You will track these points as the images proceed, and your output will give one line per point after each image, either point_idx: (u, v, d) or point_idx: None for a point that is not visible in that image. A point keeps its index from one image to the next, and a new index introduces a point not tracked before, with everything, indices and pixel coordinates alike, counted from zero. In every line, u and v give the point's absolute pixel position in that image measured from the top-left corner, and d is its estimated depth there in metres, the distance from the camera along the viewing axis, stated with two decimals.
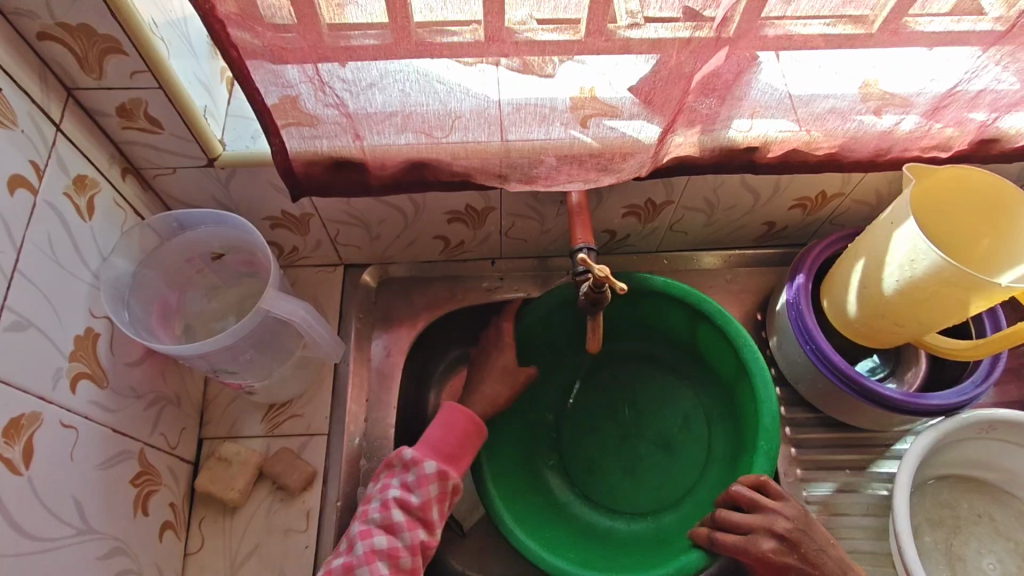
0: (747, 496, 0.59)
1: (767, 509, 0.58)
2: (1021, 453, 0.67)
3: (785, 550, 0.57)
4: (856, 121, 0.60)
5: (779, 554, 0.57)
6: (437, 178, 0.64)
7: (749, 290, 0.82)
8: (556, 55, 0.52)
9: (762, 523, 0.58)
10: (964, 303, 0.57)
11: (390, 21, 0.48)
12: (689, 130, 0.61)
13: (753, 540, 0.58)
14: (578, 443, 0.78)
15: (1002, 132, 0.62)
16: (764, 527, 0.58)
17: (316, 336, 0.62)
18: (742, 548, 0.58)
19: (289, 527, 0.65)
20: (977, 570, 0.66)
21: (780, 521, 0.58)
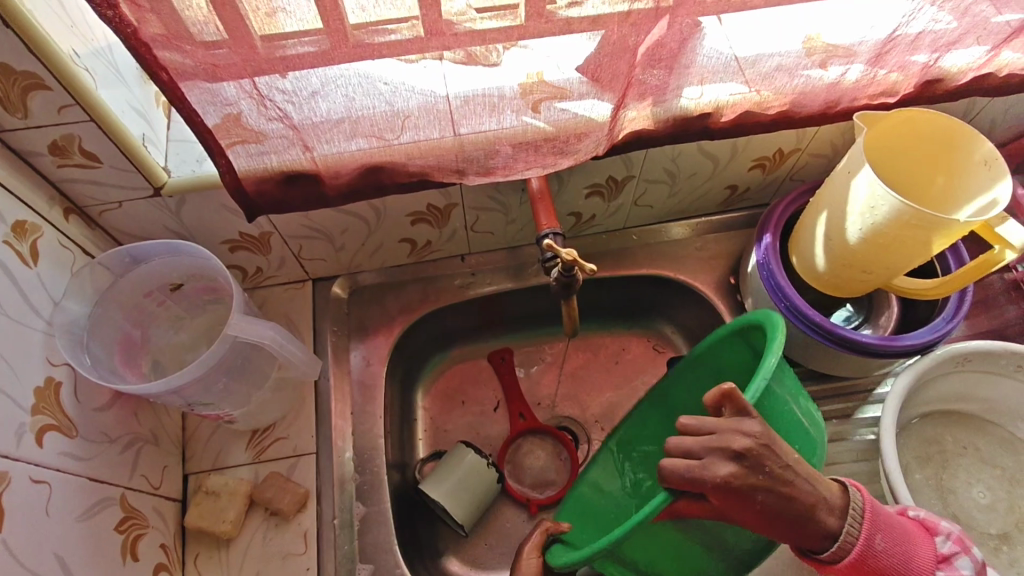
0: (695, 423, 0.50)
1: (720, 428, 0.48)
2: (1001, 381, 0.68)
3: (748, 472, 0.47)
4: (803, 76, 0.61)
5: (742, 478, 0.46)
6: (393, 180, 0.62)
7: (720, 256, 0.82)
8: (499, 43, 0.51)
9: (719, 443, 0.48)
10: (927, 242, 0.58)
11: (324, 26, 0.47)
12: (641, 104, 0.61)
13: (709, 465, 0.47)
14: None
15: (945, 71, 0.63)
16: (720, 447, 0.47)
17: (289, 355, 0.60)
18: (697, 478, 0.47)
19: (287, 552, 0.63)
20: (970, 500, 0.67)
21: (739, 438, 0.47)
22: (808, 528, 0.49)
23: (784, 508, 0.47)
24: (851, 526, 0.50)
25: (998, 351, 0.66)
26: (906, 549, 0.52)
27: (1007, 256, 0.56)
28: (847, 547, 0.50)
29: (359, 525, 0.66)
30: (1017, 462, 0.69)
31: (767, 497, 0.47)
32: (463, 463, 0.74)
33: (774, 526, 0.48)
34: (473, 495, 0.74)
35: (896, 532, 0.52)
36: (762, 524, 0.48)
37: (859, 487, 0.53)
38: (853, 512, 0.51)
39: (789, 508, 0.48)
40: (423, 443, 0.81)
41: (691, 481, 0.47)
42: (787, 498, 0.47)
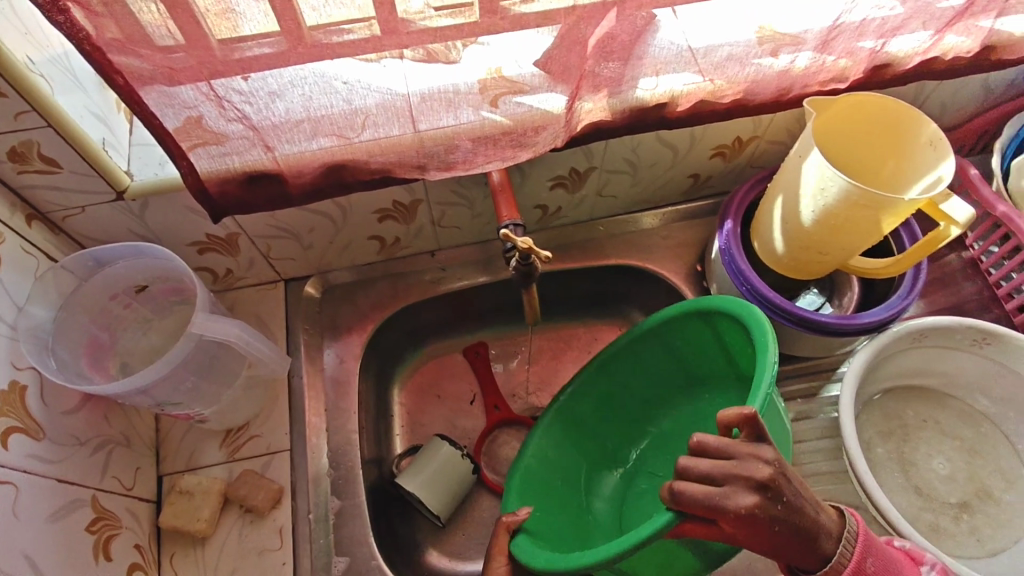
0: (714, 446, 0.50)
1: (739, 455, 0.49)
2: (957, 355, 0.70)
3: (768, 503, 0.47)
4: (754, 65, 0.62)
5: (763, 509, 0.47)
6: (356, 178, 0.63)
7: (686, 244, 0.83)
8: (457, 40, 0.52)
9: (740, 471, 0.48)
10: (877, 222, 0.59)
11: (281, 28, 0.48)
12: (596, 95, 0.62)
13: (732, 495, 0.47)
14: (642, 500, 0.72)
15: (892, 56, 0.65)
16: (741, 476, 0.48)
17: (257, 352, 0.61)
18: (715, 507, 0.47)
19: (263, 547, 0.64)
20: (930, 471, 0.69)
21: (760, 468, 0.48)
22: (811, 554, 0.50)
23: (797, 538, 0.49)
24: (847, 549, 0.51)
25: (953, 327, 0.68)
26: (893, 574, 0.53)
27: (953, 232, 0.58)
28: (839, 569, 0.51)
29: (335, 518, 0.67)
30: (975, 433, 0.71)
31: (782, 528, 0.48)
32: (439, 455, 0.75)
33: (781, 552, 0.50)
34: (449, 486, 0.75)
35: (887, 558, 0.53)
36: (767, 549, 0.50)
37: (856, 514, 0.54)
38: (848, 535, 0.52)
39: (800, 538, 0.49)
40: (400, 439, 0.82)
41: (711, 508, 0.47)
42: (799, 526, 0.49)
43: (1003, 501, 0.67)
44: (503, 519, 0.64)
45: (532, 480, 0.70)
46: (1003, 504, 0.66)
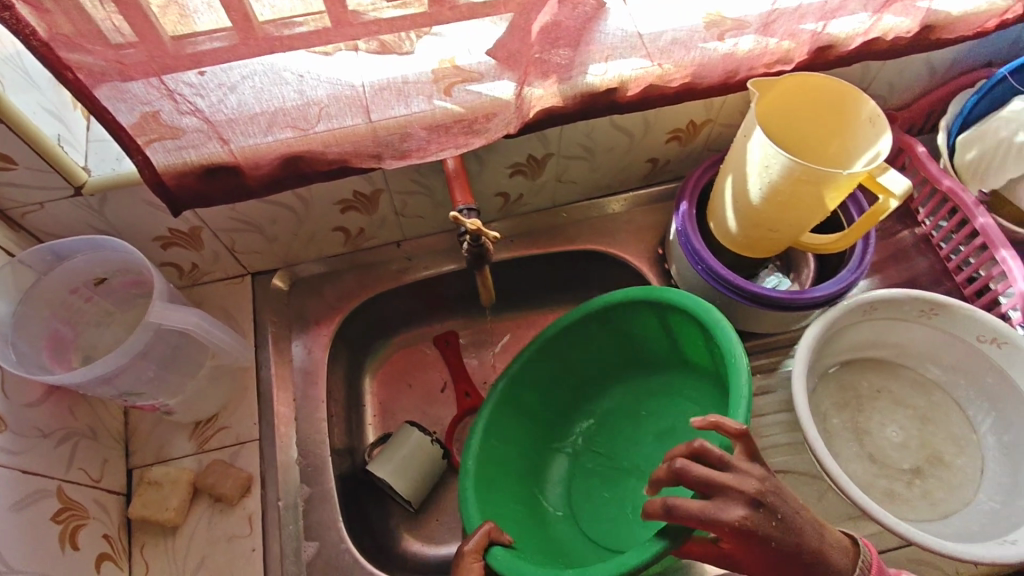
0: (714, 454, 0.51)
1: (736, 469, 0.50)
2: (907, 326, 0.72)
3: (762, 519, 0.48)
4: (699, 49, 0.64)
5: (755, 524, 0.48)
6: (313, 169, 0.64)
7: (648, 228, 0.85)
8: (410, 31, 0.54)
9: (735, 485, 0.49)
10: (820, 198, 0.61)
11: (232, 23, 0.49)
12: (546, 81, 0.63)
13: (726, 508, 0.48)
14: (591, 484, 0.75)
15: (834, 38, 0.67)
16: (736, 489, 0.49)
17: (216, 339, 0.63)
18: (707, 520, 0.48)
19: (233, 534, 0.65)
20: (883, 439, 0.71)
21: (753, 483, 0.49)
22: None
23: (791, 557, 0.49)
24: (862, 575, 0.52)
25: (902, 299, 0.69)
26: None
27: (891, 204, 0.60)
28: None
29: (304, 505, 0.68)
30: (928, 401, 0.73)
31: (777, 547, 0.49)
32: (408, 441, 0.76)
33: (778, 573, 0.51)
34: (419, 473, 0.76)
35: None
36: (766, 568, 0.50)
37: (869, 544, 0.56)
38: (862, 566, 0.53)
39: (797, 561, 0.50)
40: (372, 427, 0.83)
41: (706, 522, 0.48)
42: (795, 547, 0.49)
43: (954, 465, 0.69)
44: (479, 529, 0.60)
45: (486, 474, 0.68)
46: (954, 468, 0.69)
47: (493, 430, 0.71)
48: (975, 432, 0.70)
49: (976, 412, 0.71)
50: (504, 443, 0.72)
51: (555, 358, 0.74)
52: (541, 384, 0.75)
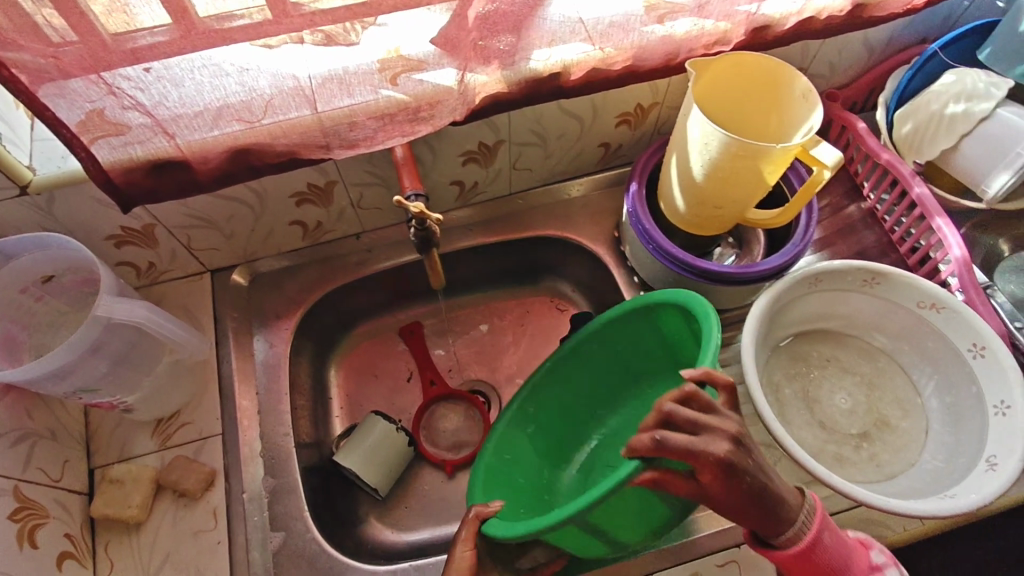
0: (705, 398, 0.52)
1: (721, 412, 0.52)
2: (853, 297, 0.74)
3: (738, 454, 0.50)
4: (639, 32, 0.65)
5: (735, 457, 0.49)
6: (264, 161, 0.65)
7: (604, 211, 0.87)
8: (356, 22, 0.55)
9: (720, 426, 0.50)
10: (760, 173, 0.63)
11: (174, 21, 0.50)
12: (489, 68, 0.64)
13: (710, 442, 0.49)
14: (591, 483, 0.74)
15: (769, 18, 0.69)
16: (720, 430, 0.50)
17: (166, 332, 0.65)
18: (691, 451, 0.49)
19: (198, 528, 0.65)
20: (833, 406, 0.73)
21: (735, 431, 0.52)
22: (773, 523, 0.53)
23: (761, 498, 0.51)
24: (807, 518, 0.55)
25: (845, 270, 0.71)
26: (844, 552, 0.57)
27: (825, 176, 0.62)
28: (797, 539, 0.54)
29: (269, 497, 0.68)
30: (873, 368, 0.76)
31: (750, 485, 0.50)
32: (374, 430, 0.77)
33: (739, 516, 0.52)
34: (386, 463, 0.76)
35: (840, 538, 0.57)
36: (736, 512, 0.52)
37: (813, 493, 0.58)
38: (806, 510, 0.55)
39: (765, 501, 0.52)
40: (338, 420, 0.83)
41: (693, 453, 0.49)
42: (763, 490, 0.51)
43: (899, 428, 0.71)
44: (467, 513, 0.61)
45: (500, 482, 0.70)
46: (899, 431, 0.71)
47: (507, 440, 0.73)
48: (919, 396, 0.73)
49: (919, 376, 0.73)
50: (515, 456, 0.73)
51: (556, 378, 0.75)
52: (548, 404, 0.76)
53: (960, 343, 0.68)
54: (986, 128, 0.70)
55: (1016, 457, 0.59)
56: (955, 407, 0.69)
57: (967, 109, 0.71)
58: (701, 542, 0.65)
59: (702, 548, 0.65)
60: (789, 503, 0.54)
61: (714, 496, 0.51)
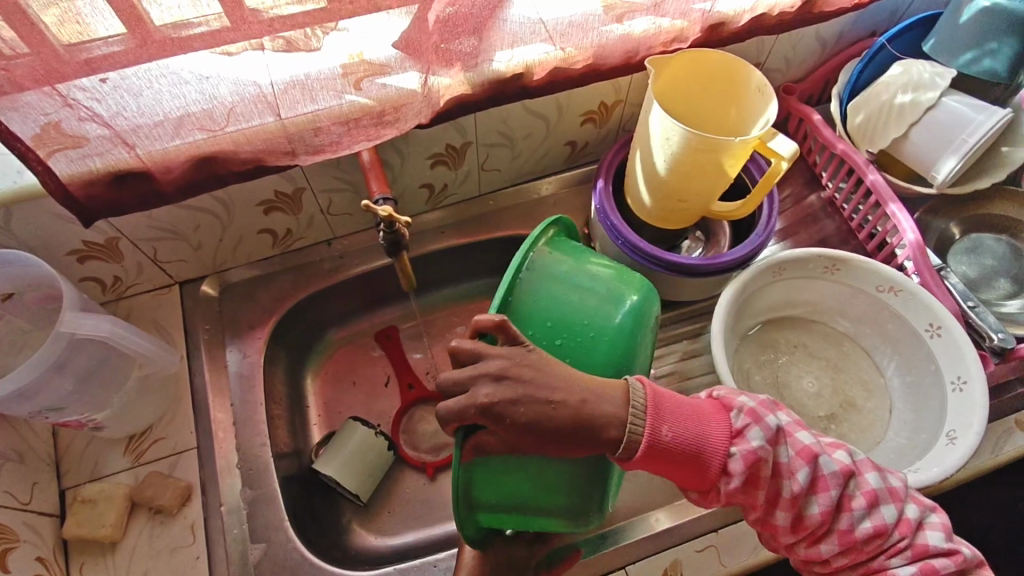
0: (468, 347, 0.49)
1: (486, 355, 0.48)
2: (816, 284, 0.76)
3: (508, 393, 0.47)
4: (598, 31, 0.67)
5: (501, 398, 0.46)
6: (229, 169, 0.64)
7: (574, 209, 0.88)
8: (314, 28, 0.55)
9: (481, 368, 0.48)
10: (720, 166, 0.65)
11: (129, 31, 0.49)
12: (452, 70, 0.65)
13: (473, 392, 0.47)
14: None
15: (723, 15, 0.71)
16: (481, 373, 0.47)
17: (135, 346, 0.64)
18: (462, 410, 0.47)
19: (176, 545, 0.64)
20: (801, 391, 0.75)
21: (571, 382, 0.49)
22: (595, 443, 0.49)
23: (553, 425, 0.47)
24: (634, 417, 0.49)
25: (808, 258, 0.73)
26: (696, 431, 0.50)
27: (783, 167, 0.64)
28: (634, 444, 0.49)
29: (247, 509, 0.67)
30: (838, 352, 0.78)
31: (531, 417, 0.47)
32: (353, 437, 0.76)
33: (556, 445, 0.48)
34: (366, 469, 0.76)
35: (686, 416, 0.50)
36: (550, 444, 0.48)
37: (644, 379, 0.52)
38: (634, 410, 0.49)
39: (567, 428, 0.48)
40: (317, 428, 0.83)
41: (458, 413, 0.47)
42: (552, 415, 0.47)
43: (864, 409, 0.74)
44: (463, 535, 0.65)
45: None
46: (865, 411, 0.74)
47: None
48: (882, 377, 0.75)
49: (882, 358, 0.76)
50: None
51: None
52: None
53: (918, 324, 0.70)
54: (933, 116, 0.73)
55: (974, 430, 0.62)
56: (915, 386, 0.72)
57: (915, 98, 0.74)
58: (680, 529, 0.66)
59: (681, 535, 0.66)
60: (597, 413, 0.48)
61: (512, 441, 0.48)
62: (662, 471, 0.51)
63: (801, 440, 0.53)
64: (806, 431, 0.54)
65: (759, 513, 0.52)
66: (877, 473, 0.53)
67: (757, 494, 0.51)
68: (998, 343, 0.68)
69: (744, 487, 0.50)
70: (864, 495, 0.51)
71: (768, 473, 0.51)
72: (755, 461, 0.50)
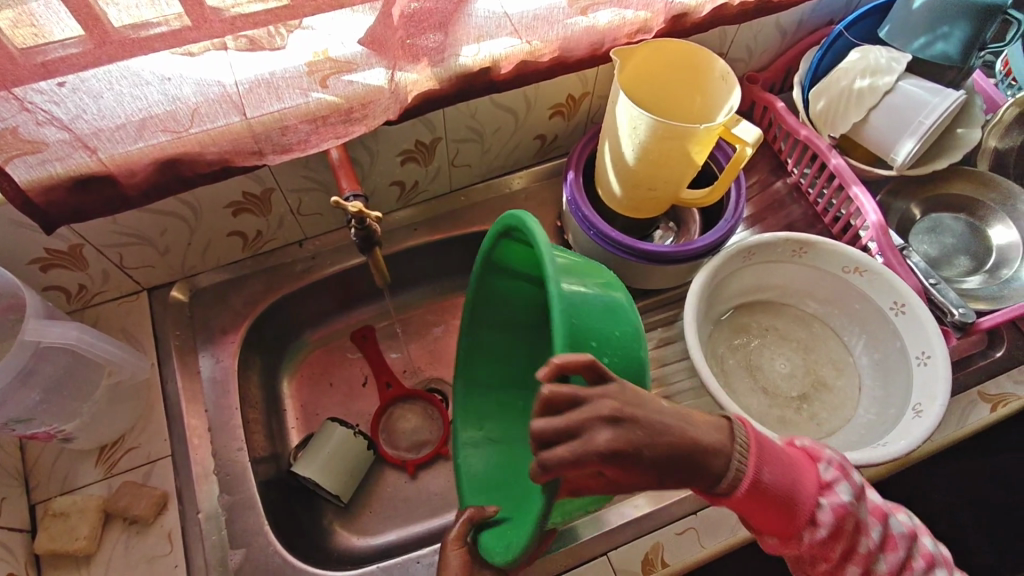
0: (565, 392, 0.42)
1: (590, 397, 0.42)
2: (785, 268, 0.77)
3: (626, 435, 0.41)
4: (563, 24, 0.67)
5: (620, 443, 0.41)
6: (195, 172, 0.63)
7: (545, 203, 0.88)
8: (280, 24, 0.55)
9: (588, 411, 0.42)
10: (687, 154, 0.66)
11: (88, 32, 0.49)
12: (418, 66, 0.65)
13: (587, 439, 0.41)
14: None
15: (685, 6, 0.72)
16: (592, 418, 0.41)
17: (103, 352, 0.63)
18: (577, 461, 0.41)
19: (153, 554, 0.63)
20: (774, 372, 0.77)
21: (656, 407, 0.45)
22: (701, 477, 0.45)
23: (668, 463, 0.43)
24: (742, 457, 0.46)
25: (775, 242, 0.74)
26: (790, 477, 0.49)
27: (748, 153, 0.65)
28: (736, 482, 0.46)
29: (225, 515, 0.66)
30: (808, 333, 0.80)
31: (648, 457, 0.42)
32: (333, 437, 0.75)
33: (664, 482, 0.45)
34: (346, 469, 0.75)
35: (781, 459, 0.49)
36: (657, 481, 0.44)
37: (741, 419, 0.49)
38: (739, 448, 0.46)
39: (682, 463, 0.44)
40: (295, 432, 0.82)
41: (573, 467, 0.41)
42: (665, 452, 0.43)
43: (835, 387, 0.76)
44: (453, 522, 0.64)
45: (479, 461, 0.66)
46: (835, 390, 0.76)
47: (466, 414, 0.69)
48: (851, 355, 0.77)
49: (850, 338, 0.78)
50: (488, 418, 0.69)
51: (488, 319, 0.68)
52: (498, 355, 0.71)
53: (883, 302, 0.72)
54: (890, 100, 0.75)
55: (938, 402, 0.64)
56: (883, 362, 0.73)
57: (873, 83, 0.76)
58: (660, 514, 0.67)
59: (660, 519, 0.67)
60: (708, 444, 0.45)
61: (621, 481, 0.44)
62: (752, 514, 0.49)
63: (875, 499, 0.56)
64: (876, 490, 0.57)
65: (829, 565, 0.53)
66: (932, 539, 0.59)
67: (835, 546, 0.52)
68: (959, 318, 0.70)
69: (828, 540, 0.52)
70: (922, 556, 0.57)
71: (850, 526, 0.52)
72: (843, 514, 0.52)
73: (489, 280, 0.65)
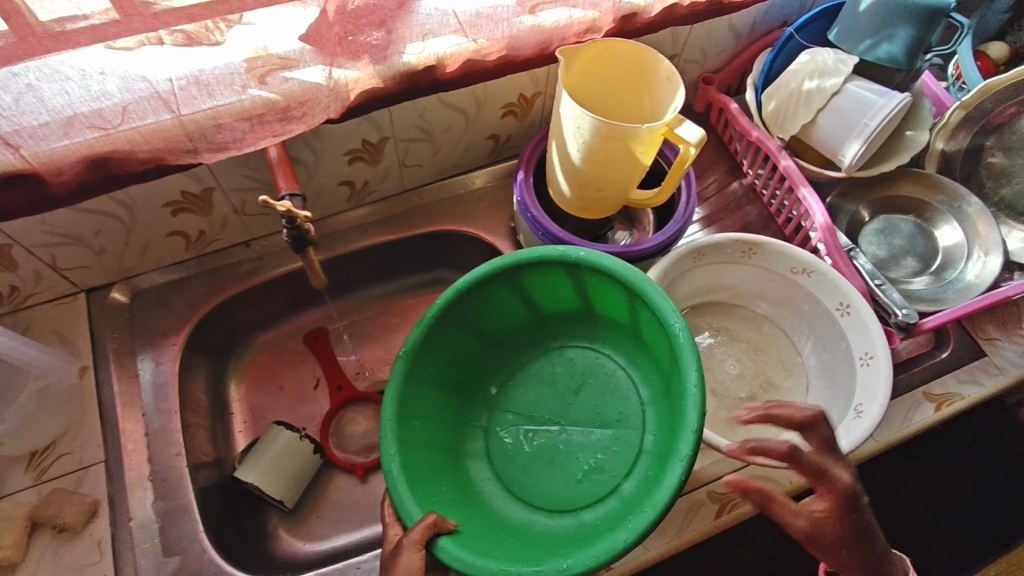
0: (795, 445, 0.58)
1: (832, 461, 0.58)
2: (738, 269, 0.77)
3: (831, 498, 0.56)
4: (508, 23, 0.66)
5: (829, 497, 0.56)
6: (126, 170, 0.61)
7: (499, 203, 0.88)
8: (218, 18, 0.54)
9: (819, 462, 0.57)
10: (632, 154, 0.65)
11: (10, 27, 0.48)
12: (359, 62, 0.63)
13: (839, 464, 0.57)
14: (520, 446, 0.70)
15: (634, 6, 0.72)
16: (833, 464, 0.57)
17: (26, 354, 0.65)
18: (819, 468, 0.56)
19: (82, 563, 0.61)
20: (723, 372, 0.78)
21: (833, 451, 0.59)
22: None
23: (860, 544, 0.57)
24: None
25: (725, 242, 0.74)
26: None
27: (692, 153, 0.65)
28: None
29: (160, 522, 0.65)
30: (759, 334, 0.80)
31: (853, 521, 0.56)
32: (277, 442, 0.74)
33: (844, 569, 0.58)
34: (290, 472, 0.74)
35: None
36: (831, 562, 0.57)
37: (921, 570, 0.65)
38: None
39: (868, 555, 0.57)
40: (242, 435, 0.80)
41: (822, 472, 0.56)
42: (864, 533, 0.57)
43: (783, 387, 0.77)
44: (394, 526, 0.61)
45: (415, 465, 0.62)
46: (783, 390, 0.76)
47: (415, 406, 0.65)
48: (800, 355, 0.78)
49: (799, 338, 0.78)
50: (425, 421, 0.66)
51: (462, 321, 0.67)
52: (449, 354, 0.69)
53: (829, 303, 0.73)
54: (837, 102, 0.76)
55: (879, 403, 0.64)
56: (830, 363, 0.74)
57: (820, 84, 0.76)
58: None
59: None
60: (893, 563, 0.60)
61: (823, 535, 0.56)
62: None
63: None
64: None
65: None
66: None
67: None
68: (902, 319, 0.70)
69: None
70: None
71: None
72: None
73: (497, 278, 0.66)
